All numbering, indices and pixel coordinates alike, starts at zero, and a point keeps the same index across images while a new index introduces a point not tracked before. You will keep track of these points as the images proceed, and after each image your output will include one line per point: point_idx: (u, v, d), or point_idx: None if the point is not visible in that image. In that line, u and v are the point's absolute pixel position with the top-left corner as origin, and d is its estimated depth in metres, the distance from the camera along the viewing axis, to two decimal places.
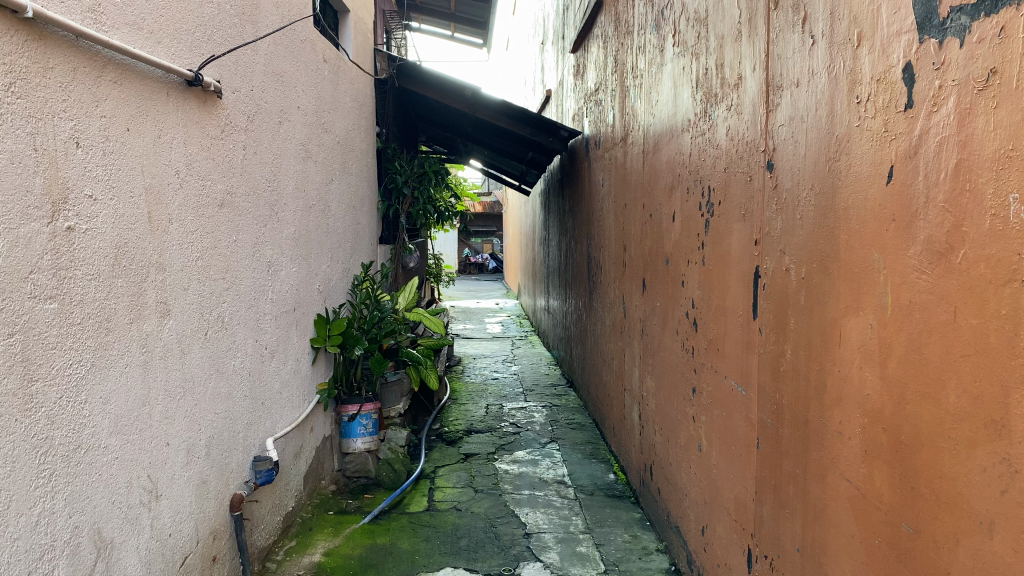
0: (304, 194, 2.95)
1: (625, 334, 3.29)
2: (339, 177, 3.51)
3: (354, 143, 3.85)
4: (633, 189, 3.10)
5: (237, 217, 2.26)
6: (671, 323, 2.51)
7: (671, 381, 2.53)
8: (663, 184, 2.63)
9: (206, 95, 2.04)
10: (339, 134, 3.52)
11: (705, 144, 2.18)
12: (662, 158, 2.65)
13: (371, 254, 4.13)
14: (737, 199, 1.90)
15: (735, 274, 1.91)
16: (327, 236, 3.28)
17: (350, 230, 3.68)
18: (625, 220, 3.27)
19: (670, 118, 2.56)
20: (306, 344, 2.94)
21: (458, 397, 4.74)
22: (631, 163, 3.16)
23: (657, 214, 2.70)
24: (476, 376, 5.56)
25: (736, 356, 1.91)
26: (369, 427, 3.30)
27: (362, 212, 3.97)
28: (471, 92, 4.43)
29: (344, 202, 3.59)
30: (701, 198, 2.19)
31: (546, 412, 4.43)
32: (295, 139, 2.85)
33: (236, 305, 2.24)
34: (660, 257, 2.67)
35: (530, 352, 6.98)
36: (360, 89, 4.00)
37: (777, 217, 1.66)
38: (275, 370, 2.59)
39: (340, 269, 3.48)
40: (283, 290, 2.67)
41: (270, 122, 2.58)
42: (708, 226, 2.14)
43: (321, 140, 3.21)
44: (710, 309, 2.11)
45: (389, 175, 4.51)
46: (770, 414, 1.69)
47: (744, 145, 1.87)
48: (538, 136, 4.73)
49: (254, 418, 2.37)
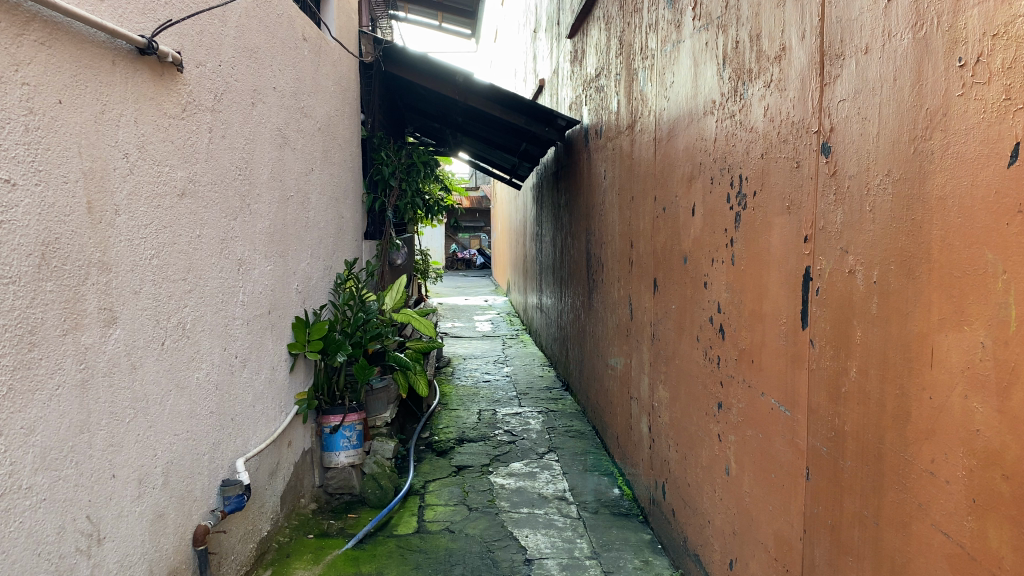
0: (281, 184, 2.67)
1: (632, 339, 3.03)
2: (321, 167, 3.23)
3: (338, 132, 3.57)
4: (643, 182, 2.84)
5: (202, 209, 1.98)
6: (691, 329, 2.25)
7: (689, 393, 2.28)
8: (680, 174, 2.37)
9: (163, 67, 1.76)
10: (320, 121, 3.24)
11: (735, 128, 1.92)
12: (679, 146, 2.39)
13: (355, 250, 3.86)
14: (779, 189, 1.65)
15: (777, 276, 1.65)
16: (307, 231, 3.01)
17: (332, 224, 3.40)
18: (632, 216, 3.01)
19: (689, 100, 2.30)
20: (283, 350, 2.67)
21: (449, 402, 4.47)
22: (640, 153, 2.90)
23: (672, 209, 2.44)
24: (466, 379, 5.28)
25: (778, 371, 1.65)
26: (353, 440, 3.04)
27: (346, 205, 3.69)
28: (462, 77, 4.16)
29: (326, 194, 3.31)
30: (731, 188, 1.93)
31: (543, 419, 4.17)
32: (272, 123, 2.57)
33: (200, 310, 1.97)
34: (676, 254, 2.41)
35: (522, 351, 6.72)
36: (344, 74, 3.72)
37: (837, 210, 1.40)
38: (247, 381, 2.31)
39: (321, 267, 3.20)
40: (256, 291, 2.39)
41: (241, 103, 2.30)
42: (739, 220, 1.88)
43: (300, 127, 2.93)
44: (742, 314, 1.85)
45: (375, 166, 4.21)
46: (825, 442, 1.44)
47: (789, 127, 1.61)
48: (533, 125, 4.49)
49: (221, 438, 2.09)
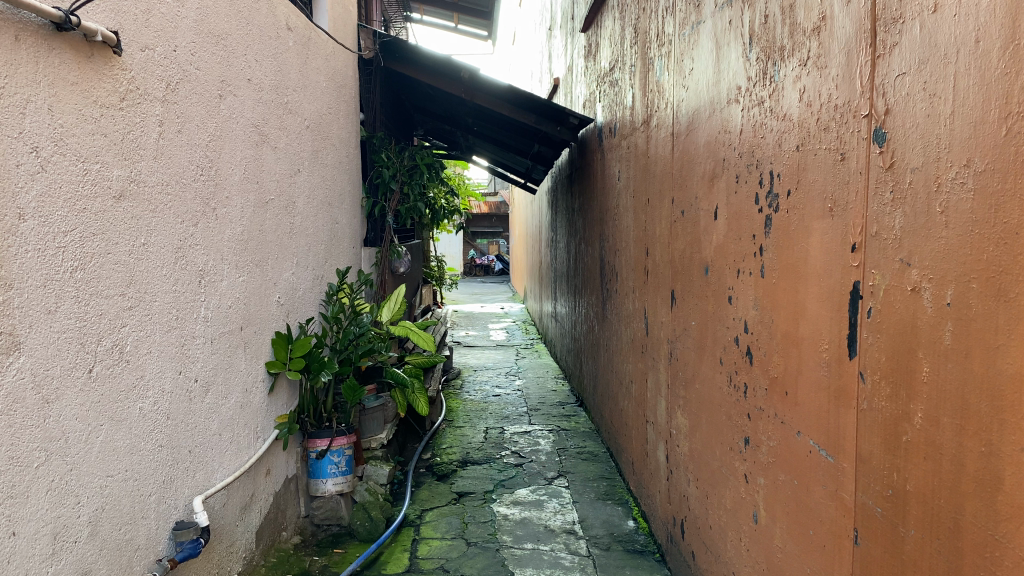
0: (257, 185, 2.42)
1: (648, 357, 2.75)
2: (310, 167, 2.98)
3: (331, 131, 3.32)
4: (659, 185, 2.57)
5: (148, 213, 1.73)
6: (713, 350, 1.97)
7: (712, 423, 1.99)
8: (700, 173, 2.09)
9: (92, 47, 1.50)
10: (309, 118, 2.99)
11: (764, 117, 1.64)
12: (699, 141, 2.11)
13: (352, 258, 3.60)
14: (820, 188, 1.37)
15: (818, 293, 1.37)
16: (291, 237, 2.75)
17: (324, 230, 3.15)
18: (647, 220, 2.73)
19: (710, 89, 2.02)
20: (260, 369, 2.41)
21: (455, 419, 4.21)
22: (656, 152, 2.62)
23: (691, 213, 2.16)
24: (476, 393, 5.01)
25: (818, 407, 1.37)
26: (342, 466, 2.77)
27: (341, 210, 3.44)
28: (468, 74, 3.89)
29: (316, 197, 3.06)
30: (761, 189, 1.65)
31: (554, 438, 3.89)
32: (246, 119, 2.32)
33: (146, 329, 1.71)
34: (696, 263, 2.13)
35: (537, 362, 6.44)
36: (340, 70, 3.47)
37: (895, 213, 1.12)
38: (212, 407, 2.06)
39: (310, 277, 2.94)
40: (223, 305, 2.14)
41: (206, 95, 2.05)
42: (771, 225, 1.59)
43: (283, 124, 2.68)
44: (775, 336, 1.57)
45: (375, 168, 3.98)
46: (879, 500, 1.16)
47: (831, 112, 1.33)
48: (544, 124, 4.21)
49: (175, 474, 1.84)
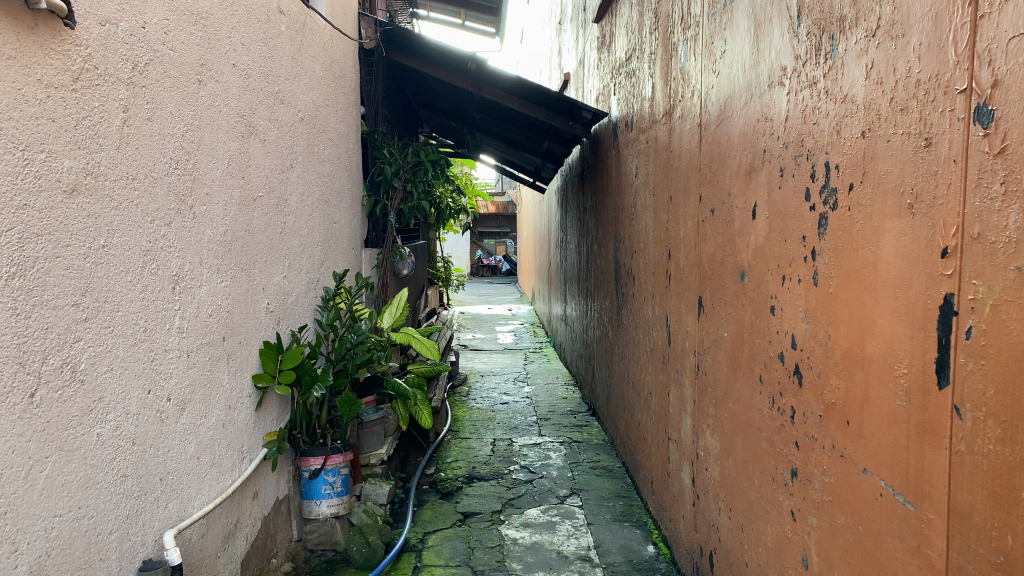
0: (243, 181, 2.21)
1: (671, 369, 2.52)
2: (304, 162, 2.77)
3: (328, 125, 3.10)
4: (683, 182, 2.34)
5: (109, 210, 1.51)
6: (752, 366, 1.75)
7: (750, 448, 1.77)
8: (735, 167, 1.87)
9: (35, 17, 1.29)
10: (304, 111, 2.77)
11: (818, 100, 1.41)
12: (734, 131, 1.88)
13: (351, 260, 3.38)
14: (896, 180, 1.14)
15: (893, 307, 1.14)
16: (283, 238, 2.54)
17: (320, 230, 2.93)
18: (670, 220, 2.51)
19: (747, 73, 1.80)
20: (245, 383, 2.19)
21: (460, 430, 3.99)
22: (680, 146, 2.39)
23: (724, 212, 1.94)
24: (483, 401, 4.80)
25: (892, 443, 1.14)
26: (337, 486, 2.57)
27: (339, 208, 3.23)
28: (474, 65, 3.67)
29: (311, 195, 2.84)
30: (814, 184, 1.42)
31: (566, 451, 3.67)
32: (230, 108, 2.11)
33: (107, 343, 1.49)
34: (729, 267, 1.91)
35: (546, 367, 6.23)
36: (338, 60, 3.26)
37: (1009, 211, 0.89)
38: (188, 428, 1.84)
39: (304, 280, 2.73)
40: (202, 313, 1.93)
41: (182, 79, 1.83)
42: (827, 226, 1.37)
43: (274, 115, 2.46)
44: (833, 356, 1.34)
45: (377, 165, 3.76)
46: (984, 567, 0.93)
47: (912, 89, 1.10)
48: (555, 119, 3.98)
49: (143, 507, 1.62)
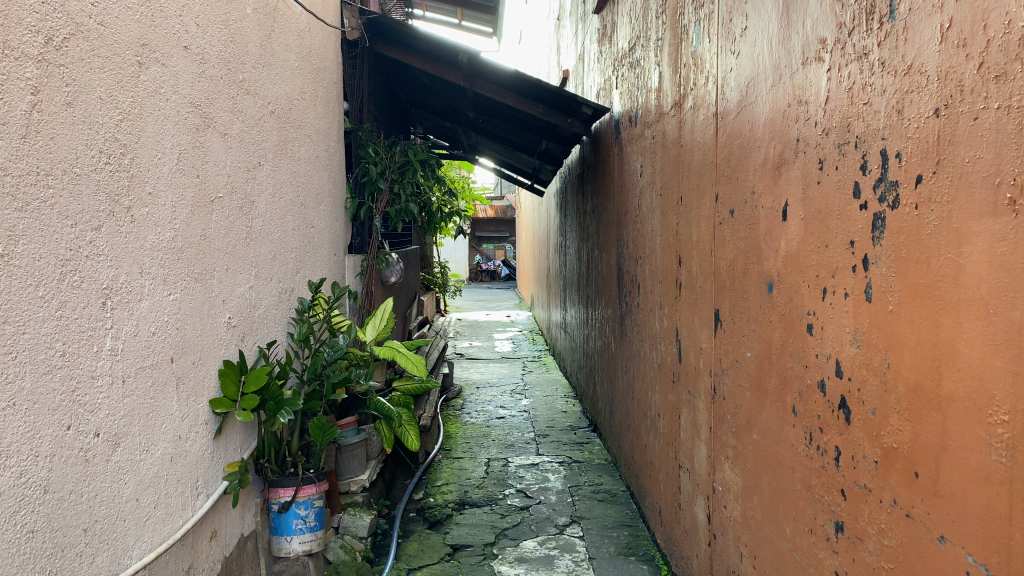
0: (198, 180, 1.95)
1: (681, 389, 2.26)
2: (275, 161, 2.51)
3: (305, 121, 2.85)
4: (696, 180, 2.09)
5: (11, 211, 1.24)
6: (783, 393, 1.49)
7: (779, 489, 1.51)
8: (761, 160, 1.61)
9: None
10: (275, 104, 2.52)
11: (873, 75, 1.16)
12: (760, 118, 1.62)
13: (332, 268, 3.13)
14: (989, 169, 0.88)
15: (986, 334, 0.88)
16: (250, 244, 2.28)
17: (294, 236, 2.68)
18: (680, 222, 2.25)
19: (776, 50, 1.54)
20: (200, 408, 1.93)
21: (453, 449, 3.73)
22: (692, 141, 2.13)
23: (747, 213, 1.68)
24: (478, 415, 4.53)
25: (985, 509, 0.88)
26: (310, 521, 2.30)
27: (318, 212, 2.97)
28: (467, 57, 3.41)
29: (284, 197, 2.58)
30: (868, 178, 1.16)
31: (566, 472, 3.40)
32: (180, 95, 1.85)
33: (8, 373, 1.23)
34: (753, 277, 1.65)
35: (545, 377, 5.97)
36: (317, 51, 3.00)
37: None
38: (125, 466, 1.58)
39: (275, 291, 2.47)
40: (144, 332, 1.66)
41: (117, 58, 1.57)
42: (885, 229, 1.11)
43: (236, 108, 2.20)
44: (894, 390, 1.08)
45: (361, 164, 3.51)
46: None
47: (1013, 49, 0.84)
48: (554, 116, 3.73)
49: (59, 566, 1.35)
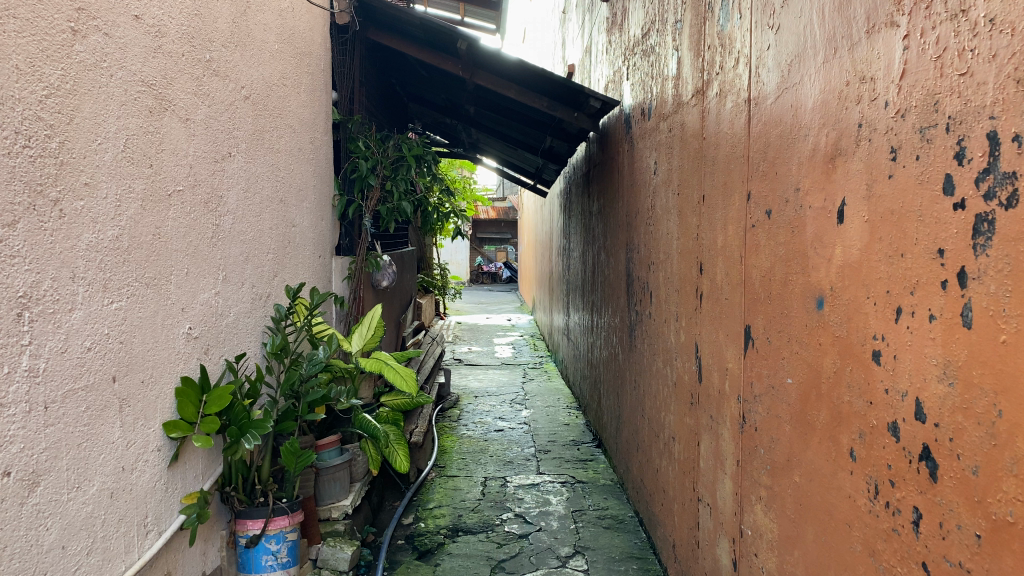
0: (152, 170, 1.70)
1: (702, 414, 2.01)
2: (249, 152, 2.26)
3: (286, 110, 2.60)
4: (722, 178, 1.83)
5: None
6: (836, 431, 1.24)
7: (829, 547, 1.25)
8: (808, 153, 1.35)
9: None
10: (250, 89, 2.27)
11: (976, 37, 0.90)
12: (807, 103, 1.37)
13: (316, 271, 2.88)
14: None
15: None
16: (217, 244, 2.04)
17: (272, 236, 2.43)
18: (702, 225, 2.00)
19: (829, 20, 1.29)
20: (152, 432, 1.69)
21: (448, 467, 3.48)
22: (717, 133, 1.88)
23: (789, 215, 1.43)
24: (475, 427, 4.28)
25: None
26: (282, 557, 2.03)
27: (300, 209, 2.72)
28: (465, 44, 3.16)
29: (259, 192, 2.33)
30: (967, 170, 0.91)
31: (568, 495, 3.15)
32: (128, 71, 1.59)
33: None
34: (796, 291, 1.39)
35: (547, 386, 5.71)
36: (302, 35, 2.75)
37: None
38: (45, 510, 1.31)
39: (247, 297, 2.23)
40: (75, 348, 1.41)
41: (42, 22, 1.31)
42: (995, 237, 0.85)
43: (202, 91, 1.95)
44: (1009, 447, 0.82)
45: (351, 159, 3.27)
46: None
47: None
48: (559, 110, 3.47)
49: None
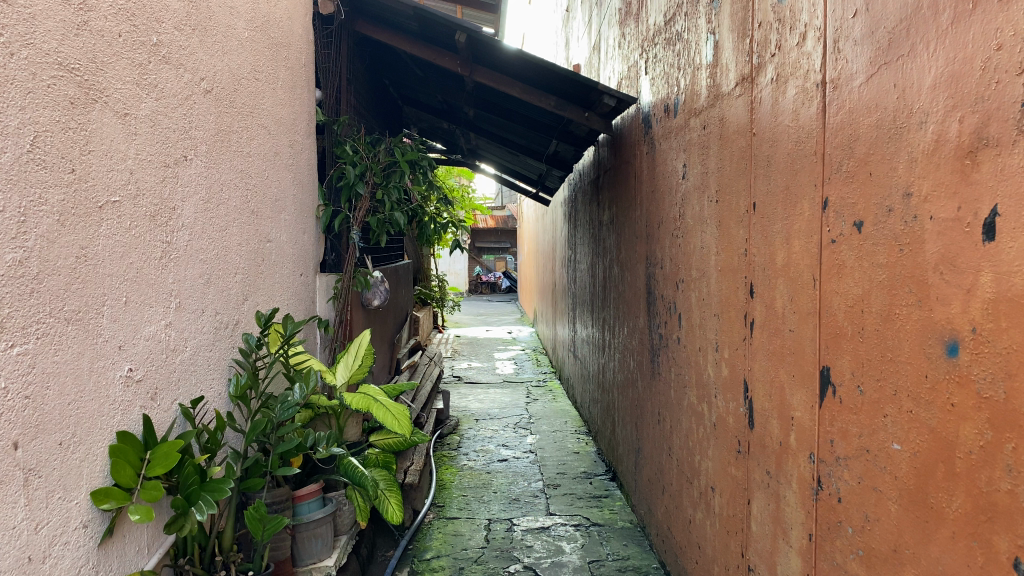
0: (76, 175, 1.35)
1: (755, 467, 1.66)
2: (212, 156, 1.92)
3: (260, 108, 2.26)
4: (783, 182, 1.49)
5: None
6: (985, 529, 0.89)
7: None
8: (929, 148, 1.01)
9: None
10: (212, 82, 1.93)
11: None
12: (926, 81, 1.02)
13: (297, 291, 2.54)
14: None
15: None
16: (169, 265, 1.69)
17: (240, 254, 2.09)
18: (753, 239, 1.66)
19: None
20: (76, 505, 1.34)
21: (447, 508, 3.13)
22: (775, 127, 1.54)
23: (895, 229, 1.09)
24: (476, 456, 3.93)
25: None
26: None
27: (277, 221, 2.38)
28: (464, 36, 2.82)
29: (224, 203, 1.99)
30: None
31: (583, 541, 2.79)
32: (38, 49, 1.24)
33: None
34: (910, 329, 1.05)
35: (552, 407, 5.36)
36: (279, 23, 2.42)
37: None
38: None
39: (209, 327, 1.89)
40: None
41: None
42: None
43: (147, 81, 1.60)
44: None
45: (337, 164, 2.92)
46: None
47: None
48: (568, 109, 3.14)
49: None
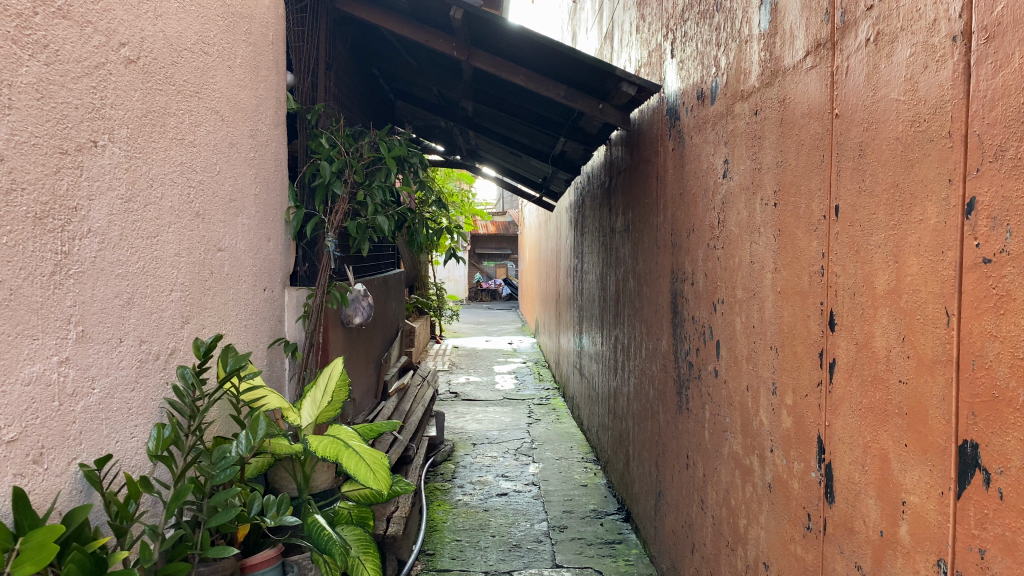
0: None
1: (836, 554, 1.26)
2: (136, 140, 1.52)
3: (209, 87, 1.86)
4: (892, 178, 1.09)
5: None
6: None
7: None
8: None
9: None
10: (138, 49, 1.52)
11: None
12: None
13: (258, 309, 2.13)
14: None
15: None
16: (68, 282, 1.29)
17: (178, 269, 1.68)
18: (837, 255, 1.25)
19: None
20: None
21: (437, 557, 2.72)
22: (877, 103, 1.14)
23: None
24: (473, 489, 3.52)
25: None
26: None
27: (232, 226, 1.98)
28: (461, 14, 2.42)
29: (156, 203, 1.59)
30: None
31: None
32: None
33: None
34: None
35: (557, 429, 4.96)
36: None
37: None
38: None
39: (129, 362, 1.48)
40: None
41: None
42: None
43: (31, 38, 1.20)
44: None
45: (311, 161, 2.52)
46: None
47: None
48: (579, 99, 2.74)
49: None
